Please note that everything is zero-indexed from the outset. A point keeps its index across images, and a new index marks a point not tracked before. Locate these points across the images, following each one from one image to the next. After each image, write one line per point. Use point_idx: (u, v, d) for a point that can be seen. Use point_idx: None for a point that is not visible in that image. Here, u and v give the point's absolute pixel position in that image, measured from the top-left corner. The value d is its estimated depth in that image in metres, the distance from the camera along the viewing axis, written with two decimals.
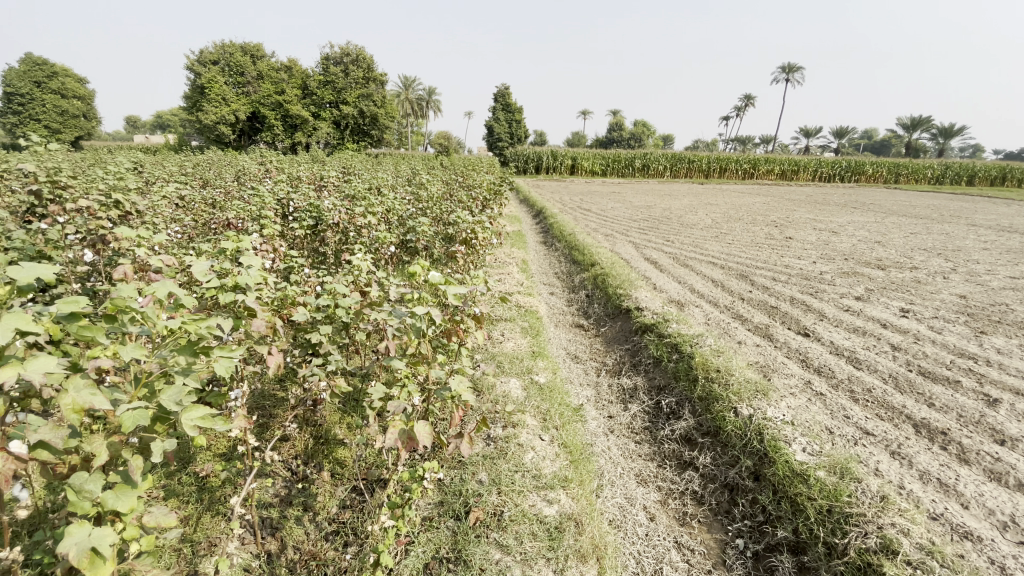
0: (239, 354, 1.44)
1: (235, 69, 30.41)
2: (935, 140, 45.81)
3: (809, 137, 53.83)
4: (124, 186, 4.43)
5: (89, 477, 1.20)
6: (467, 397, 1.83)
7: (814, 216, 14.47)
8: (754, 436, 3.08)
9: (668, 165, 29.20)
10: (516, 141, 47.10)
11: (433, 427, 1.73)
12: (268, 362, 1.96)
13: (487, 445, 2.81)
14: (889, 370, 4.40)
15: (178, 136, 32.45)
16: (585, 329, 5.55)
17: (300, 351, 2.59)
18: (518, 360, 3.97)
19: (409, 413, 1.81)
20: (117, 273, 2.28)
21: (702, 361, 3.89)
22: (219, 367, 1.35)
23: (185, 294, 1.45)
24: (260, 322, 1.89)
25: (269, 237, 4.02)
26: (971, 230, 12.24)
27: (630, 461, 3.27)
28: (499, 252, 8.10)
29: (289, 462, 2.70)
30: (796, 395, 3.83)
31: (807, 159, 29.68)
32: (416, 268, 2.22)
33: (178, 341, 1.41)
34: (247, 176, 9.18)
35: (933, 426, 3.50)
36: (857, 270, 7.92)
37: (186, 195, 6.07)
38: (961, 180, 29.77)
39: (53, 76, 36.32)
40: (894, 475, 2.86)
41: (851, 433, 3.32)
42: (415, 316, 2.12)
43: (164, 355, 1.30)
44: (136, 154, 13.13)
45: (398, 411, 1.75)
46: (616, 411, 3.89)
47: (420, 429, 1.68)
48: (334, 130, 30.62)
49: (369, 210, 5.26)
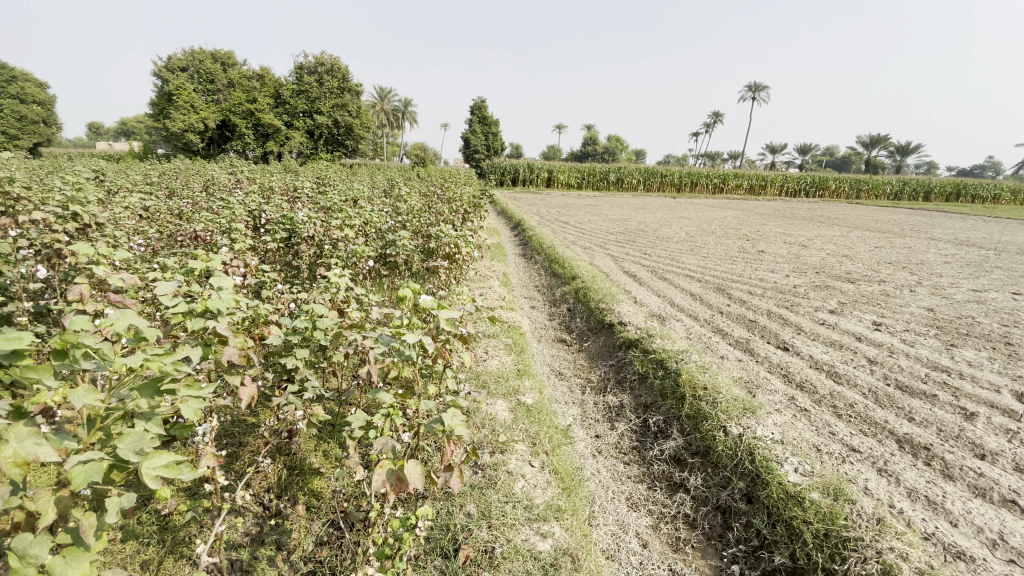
0: (208, 393, 1.29)
1: (205, 77, 29.93)
2: (892, 157, 47.98)
3: (775, 153, 55.79)
4: (84, 197, 4.19)
5: (35, 540, 1.04)
6: (461, 432, 1.70)
7: (784, 229, 14.84)
8: (745, 456, 3.03)
9: (641, 179, 29.73)
10: (493, 153, 47.32)
11: (424, 467, 1.59)
12: (242, 395, 1.78)
13: (474, 473, 2.67)
14: (869, 384, 4.43)
15: (144, 144, 31.49)
16: (568, 344, 5.46)
17: (274, 376, 2.42)
18: (503, 380, 3.84)
19: (397, 451, 1.65)
20: (72, 293, 2.14)
21: (688, 378, 3.84)
22: (188, 409, 1.21)
23: (146, 325, 1.29)
24: (232, 351, 1.72)
25: (240, 251, 3.84)
26: (931, 244, 12.71)
27: (620, 484, 3.18)
28: (479, 265, 8.00)
29: (261, 496, 2.52)
30: (781, 411, 3.81)
31: (773, 175, 30.68)
32: (405, 291, 2.10)
33: (137, 378, 1.25)
34: (217, 186, 8.91)
35: (917, 441, 3.52)
36: (829, 283, 8.09)
37: (152, 206, 5.81)
38: (917, 196, 31.20)
39: (11, 80, 34.82)
40: (884, 494, 2.84)
41: (838, 450, 3.30)
42: (401, 341, 2.00)
43: (123, 394, 1.14)
44: (99, 161, 12.64)
45: (385, 450, 1.60)
46: (603, 431, 3.79)
47: (410, 469, 1.54)
48: (307, 140, 30.21)
49: (346, 223, 5.11)
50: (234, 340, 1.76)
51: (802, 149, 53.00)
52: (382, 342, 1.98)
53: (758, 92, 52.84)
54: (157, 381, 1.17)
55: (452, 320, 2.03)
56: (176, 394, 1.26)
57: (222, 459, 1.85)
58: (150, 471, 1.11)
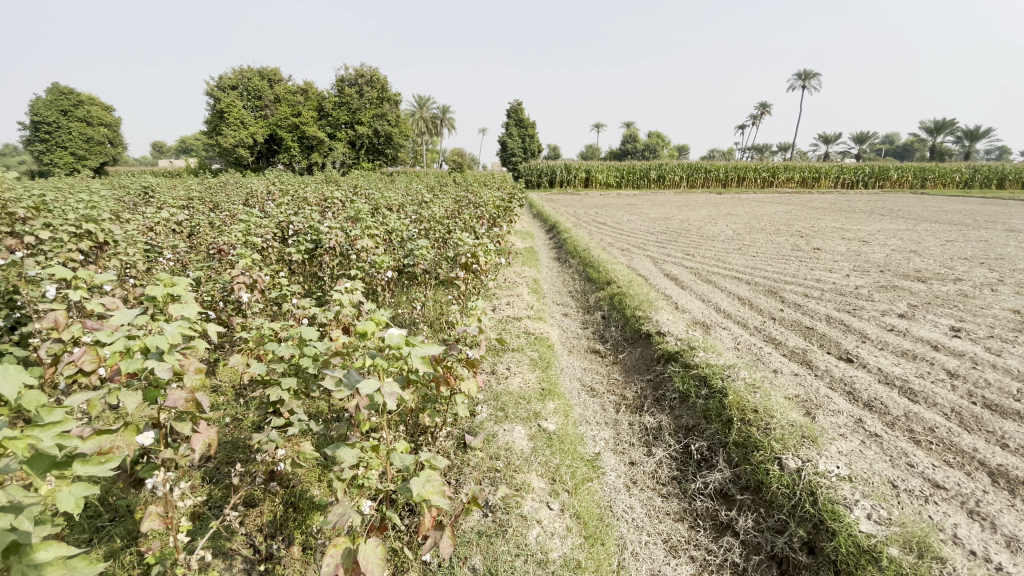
0: (104, 471, 1.08)
1: (253, 93, 31.10)
2: (962, 143, 44.33)
3: (828, 143, 52.98)
4: (101, 216, 4.15)
5: None
6: (436, 501, 1.42)
7: (841, 224, 13.75)
8: (806, 496, 2.58)
9: (685, 176, 28.52)
10: (530, 155, 46.90)
11: (386, 547, 1.36)
12: (195, 444, 1.57)
13: (484, 517, 2.40)
14: (951, 403, 3.81)
15: (200, 162, 33.15)
16: (601, 355, 5.08)
17: (262, 411, 2.24)
18: (524, 403, 3.53)
19: (358, 523, 1.43)
20: (47, 320, 1.98)
21: (736, 399, 3.38)
22: (68, 498, 1.00)
23: (32, 390, 1.06)
24: (178, 396, 1.50)
25: (249, 267, 3.70)
26: (1012, 237, 11.40)
27: (656, 524, 2.78)
28: (510, 272, 7.72)
29: (253, 537, 2.29)
30: (847, 437, 3.29)
31: (828, 167, 28.90)
32: (369, 323, 1.80)
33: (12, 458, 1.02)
34: (254, 199, 9.01)
35: (1013, 475, 2.95)
36: (895, 283, 7.31)
37: (183, 221, 5.84)
38: (990, 183, 28.63)
39: (79, 105, 37.30)
40: (977, 545, 2.33)
41: (919, 486, 2.76)
42: (369, 384, 1.70)
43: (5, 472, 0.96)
44: (150, 179, 13.06)
45: (344, 524, 1.40)
46: (638, 457, 3.40)
47: (367, 552, 1.32)
48: (349, 151, 30.93)
49: (367, 232, 4.93)
50: (185, 379, 1.55)
51: (859, 137, 49.80)
52: (346, 383, 1.70)
53: (806, 80, 50.06)
54: (47, 456, 1.00)
55: (429, 357, 1.76)
56: (69, 472, 1.09)
57: (170, 519, 1.63)
58: (32, 570, 0.91)
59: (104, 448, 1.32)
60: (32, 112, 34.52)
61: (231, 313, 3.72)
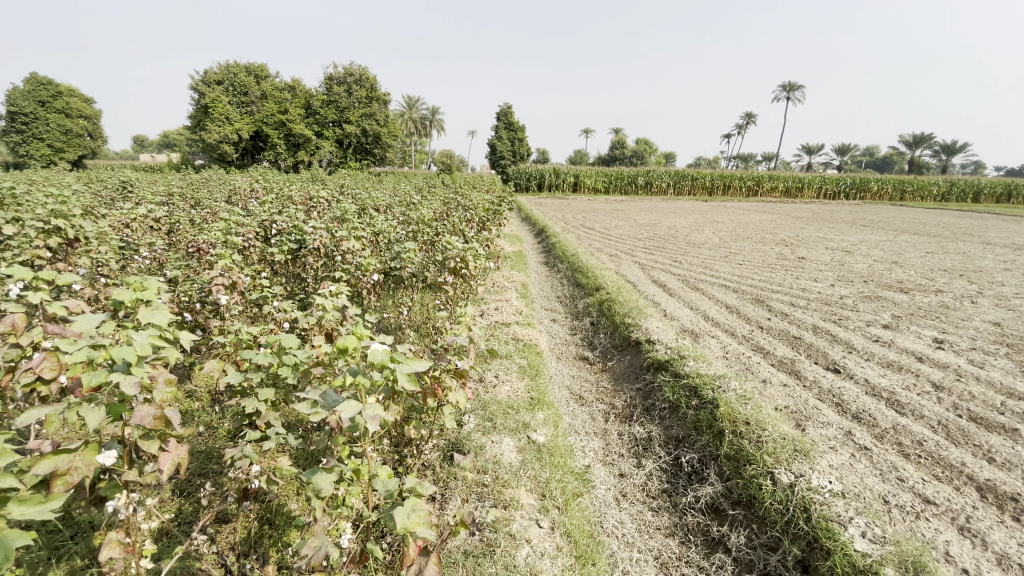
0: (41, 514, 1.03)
1: (240, 89, 30.71)
2: (938, 156, 45.49)
3: (809, 154, 54.09)
4: (72, 212, 3.96)
5: None
6: (421, 532, 1.34)
7: (825, 233, 13.95)
8: (799, 512, 2.54)
9: (672, 183, 28.76)
10: (519, 158, 46.89)
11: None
12: (162, 465, 1.45)
13: (471, 535, 2.32)
14: (938, 416, 3.81)
15: (184, 157, 32.53)
16: (590, 362, 5.02)
17: (237, 423, 2.12)
18: (512, 413, 3.44)
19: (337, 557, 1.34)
20: (4, 322, 1.82)
21: (727, 411, 3.33)
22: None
23: None
24: (145, 412, 1.37)
25: (228, 269, 3.55)
26: (988, 249, 11.67)
27: (646, 539, 2.71)
28: (498, 276, 7.64)
29: (225, 557, 2.17)
30: (837, 450, 3.26)
31: (811, 177, 29.39)
32: (350, 336, 1.69)
33: None
34: (237, 197, 8.81)
35: (1001, 490, 2.93)
36: (879, 294, 7.39)
37: (162, 218, 5.64)
38: (967, 197, 29.41)
39: (58, 96, 36.39)
40: (970, 562, 2.30)
41: (909, 502, 2.73)
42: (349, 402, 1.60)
43: None
44: (130, 173, 12.70)
45: (319, 560, 1.31)
46: (628, 469, 3.33)
47: None
48: (336, 149, 30.64)
49: (353, 233, 4.81)
50: (154, 394, 1.44)
51: (841, 149, 50.82)
52: (324, 404, 1.61)
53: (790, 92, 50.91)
54: None
55: (415, 372, 1.67)
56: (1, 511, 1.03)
57: (132, 546, 1.51)
58: None
59: (60, 469, 1.20)
60: (8, 102, 33.59)
61: (208, 316, 3.57)
